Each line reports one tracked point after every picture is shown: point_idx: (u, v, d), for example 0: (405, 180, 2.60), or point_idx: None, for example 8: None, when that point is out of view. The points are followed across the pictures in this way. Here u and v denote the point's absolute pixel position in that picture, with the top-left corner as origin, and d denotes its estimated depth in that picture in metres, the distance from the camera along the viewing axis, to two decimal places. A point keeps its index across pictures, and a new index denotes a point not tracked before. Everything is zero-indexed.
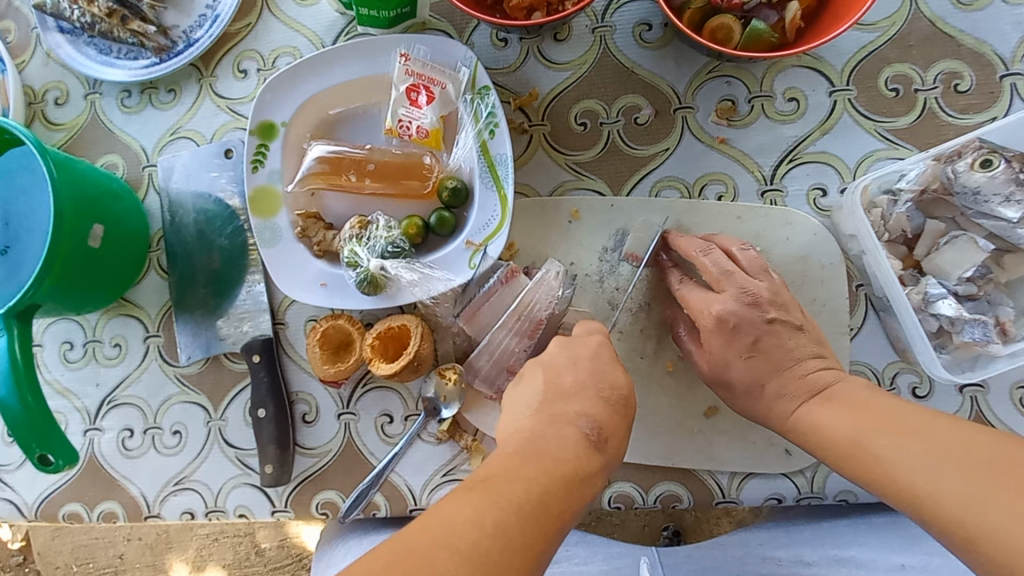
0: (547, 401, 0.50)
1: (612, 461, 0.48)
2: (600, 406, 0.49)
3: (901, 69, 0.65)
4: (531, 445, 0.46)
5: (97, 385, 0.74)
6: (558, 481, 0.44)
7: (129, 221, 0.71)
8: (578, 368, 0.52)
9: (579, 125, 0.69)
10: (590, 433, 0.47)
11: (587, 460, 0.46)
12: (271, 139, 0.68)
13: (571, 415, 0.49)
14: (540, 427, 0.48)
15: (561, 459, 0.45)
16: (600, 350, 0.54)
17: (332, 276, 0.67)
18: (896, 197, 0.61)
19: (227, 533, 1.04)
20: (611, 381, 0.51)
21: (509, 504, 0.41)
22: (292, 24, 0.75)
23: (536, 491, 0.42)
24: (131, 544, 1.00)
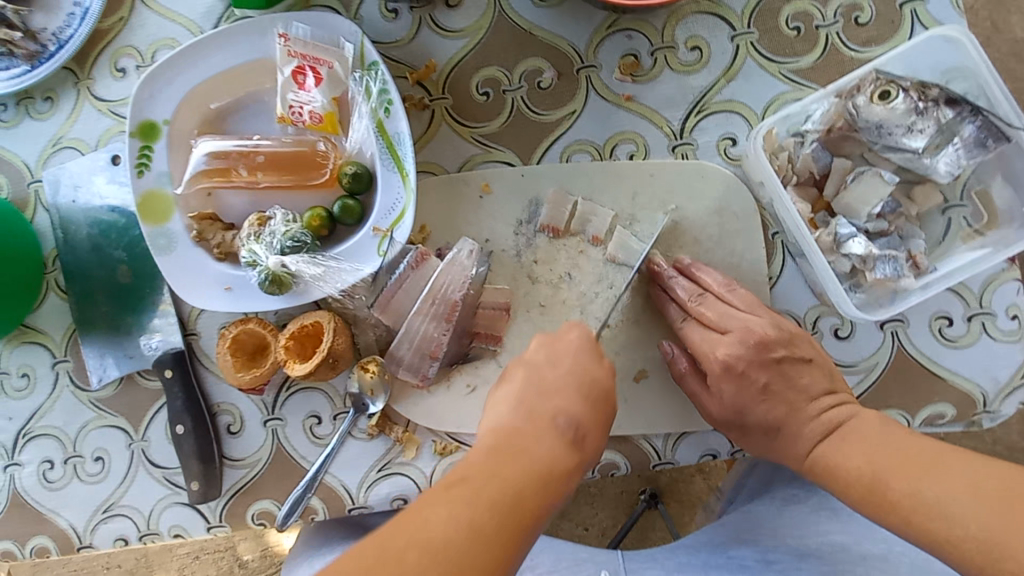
0: (534, 390, 0.48)
1: (588, 456, 0.46)
2: (579, 404, 0.47)
3: (801, 6, 0.64)
4: (507, 440, 0.44)
5: (9, 419, 0.70)
6: (540, 477, 0.42)
7: (13, 243, 0.66)
8: (561, 365, 0.50)
9: (481, 95, 0.66)
10: (569, 429, 0.46)
11: (562, 455, 0.44)
12: (154, 139, 0.64)
13: (549, 412, 0.46)
14: (519, 422, 0.45)
15: (539, 457, 0.43)
16: (582, 346, 0.52)
17: (236, 278, 0.63)
18: (802, 138, 0.60)
19: (207, 550, 1.08)
20: (597, 385, 0.50)
21: (486, 506, 0.39)
22: (167, 14, 0.70)
23: (520, 495, 0.40)
24: (111, 571, 1.08)
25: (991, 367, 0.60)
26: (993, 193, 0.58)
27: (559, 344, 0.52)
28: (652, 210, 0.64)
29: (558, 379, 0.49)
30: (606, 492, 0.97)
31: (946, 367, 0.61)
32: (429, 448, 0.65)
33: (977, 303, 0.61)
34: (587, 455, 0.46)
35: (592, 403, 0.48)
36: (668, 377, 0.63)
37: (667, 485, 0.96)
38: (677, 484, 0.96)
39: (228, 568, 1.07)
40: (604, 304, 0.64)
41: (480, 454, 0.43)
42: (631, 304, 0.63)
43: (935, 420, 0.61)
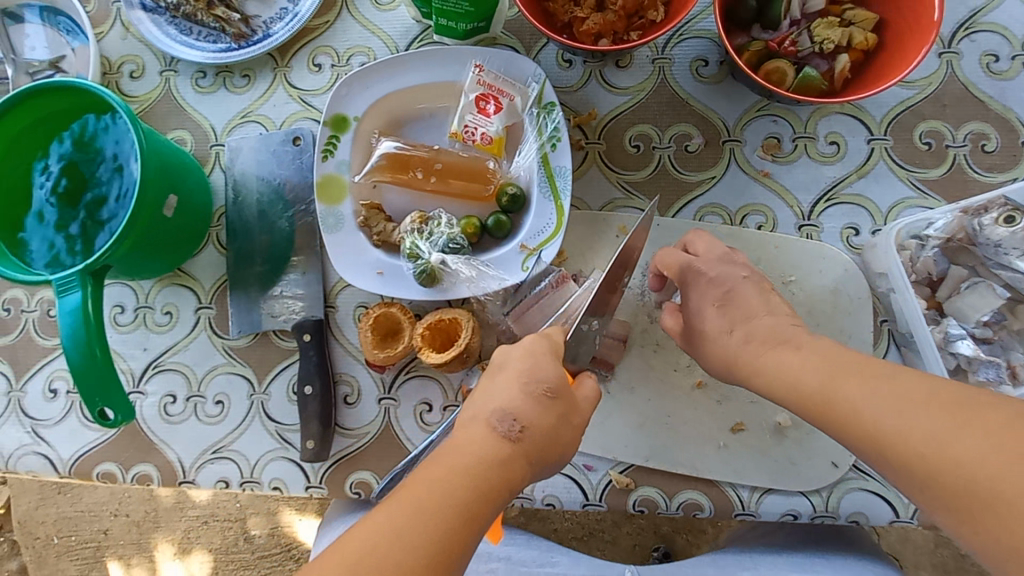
0: (480, 397, 0.52)
1: (532, 452, 0.49)
2: (519, 387, 0.51)
3: (934, 126, 0.71)
4: (441, 452, 0.47)
5: (144, 349, 0.77)
6: (484, 468, 0.46)
7: (198, 195, 0.73)
8: (502, 373, 0.53)
9: (632, 147, 0.74)
10: (504, 425, 0.48)
11: (496, 452, 0.47)
12: (342, 131, 0.72)
13: (492, 408, 0.50)
14: (458, 432, 0.49)
15: (467, 457, 0.46)
16: (536, 348, 0.55)
17: (389, 265, 0.70)
18: (923, 242, 0.65)
19: (218, 518, 1.35)
20: (541, 377, 0.52)
21: (436, 495, 0.43)
22: (368, 26, 0.80)
23: (470, 494, 0.44)
24: (118, 519, 1.35)
25: None
26: None
27: (510, 351, 0.55)
28: (773, 278, 0.70)
29: (505, 381, 0.52)
30: (619, 542, 1.07)
31: None
32: None
33: None
34: (528, 451, 0.48)
35: (532, 398, 0.51)
36: (763, 433, 0.68)
37: (680, 547, 1.06)
38: (687, 547, 1.06)
39: (234, 540, 1.34)
40: None
41: (442, 452, 0.47)
42: None
43: None
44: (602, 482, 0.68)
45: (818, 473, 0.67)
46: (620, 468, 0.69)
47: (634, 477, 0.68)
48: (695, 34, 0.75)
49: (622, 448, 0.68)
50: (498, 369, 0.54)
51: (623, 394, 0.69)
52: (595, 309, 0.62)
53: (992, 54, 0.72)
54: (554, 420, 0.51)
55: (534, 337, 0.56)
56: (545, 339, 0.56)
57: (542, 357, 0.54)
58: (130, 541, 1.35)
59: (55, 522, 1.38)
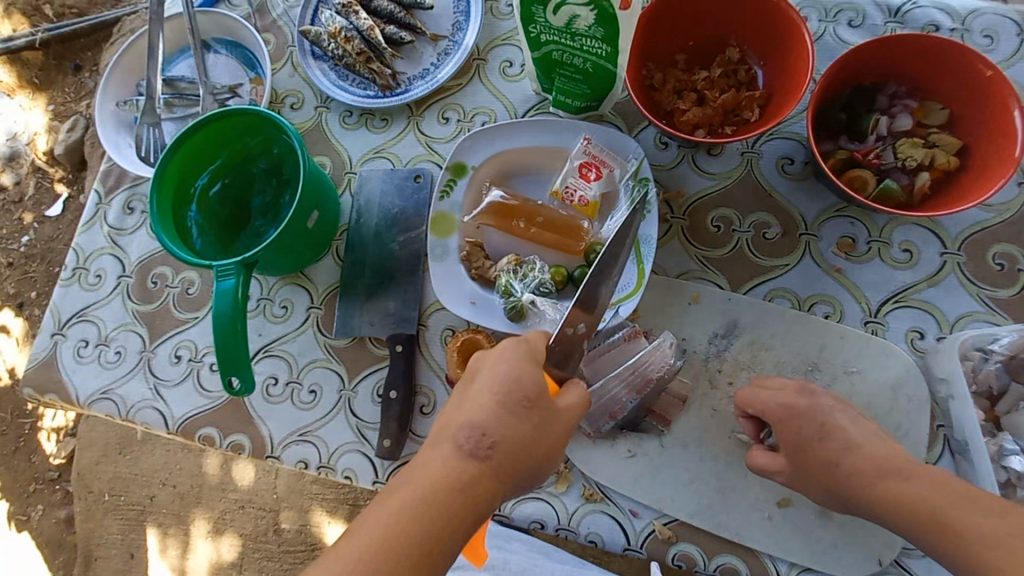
0: (455, 411, 0.58)
1: (500, 464, 0.55)
2: (491, 407, 0.57)
3: (1010, 249, 0.75)
4: (416, 467, 0.54)
5: (259, 335, 0.89)
6: (451, 488, 0.52)
7: (332, 212, 0.86)
8: (475, 386, 0.59)
9: (713, 227, 0.81)
10: (472, 444, 0.55)
11: (465, 470, 0.54)
12: (461, 176, 0.84)
13: (461, 424, 0.56)
14: (433, 445, 0.56)
15: (439, 473, 0.53)
16: (514, 356, 0.60)
17: (482, 297, 0.80)
18: (987, 355, 0.69)
19: (254, 505, 1.44)
20: (519, 387, 0.58)
21: (415, 507, 0.51)
22: (494, 92, 0.93)
23: (441, 510, 0.51)
24: (165, 489, 1.47)
25: None
26: None
27: (487, 360, 0.61)
28: (835, 365, 0.74)
29: (479, 395, 0.58)
30: None
31: None
32: (578, 489, 0.75)
33: None
34: (497, 466, 0.55)
35: (502, 412, 0.57)
36: (809, 514, 0.70)
37: None
38: None
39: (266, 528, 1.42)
40: None
41: (418, 465, 0.54)
42: None
43: None
44: (645, 530, 0.72)
45: (857, 562, 0.68)
46: (664, 520, 0.73)
47: (675, 530, 0.72)
48: (785, 135, 0.83)
49: (668, 501, 0.73)
50: (472, 380, 0.61)
51: (675, 449, 0.74)
52: (580, 315, 0.66)
53: None
54: (528, 428, 0.57)
55: (511, 345, 0.62)
56: (524, 348, 0.62)
57: (518, 363, 0.59)
58: (172, 511, 1.46)
59: (109, 479, 1.50)
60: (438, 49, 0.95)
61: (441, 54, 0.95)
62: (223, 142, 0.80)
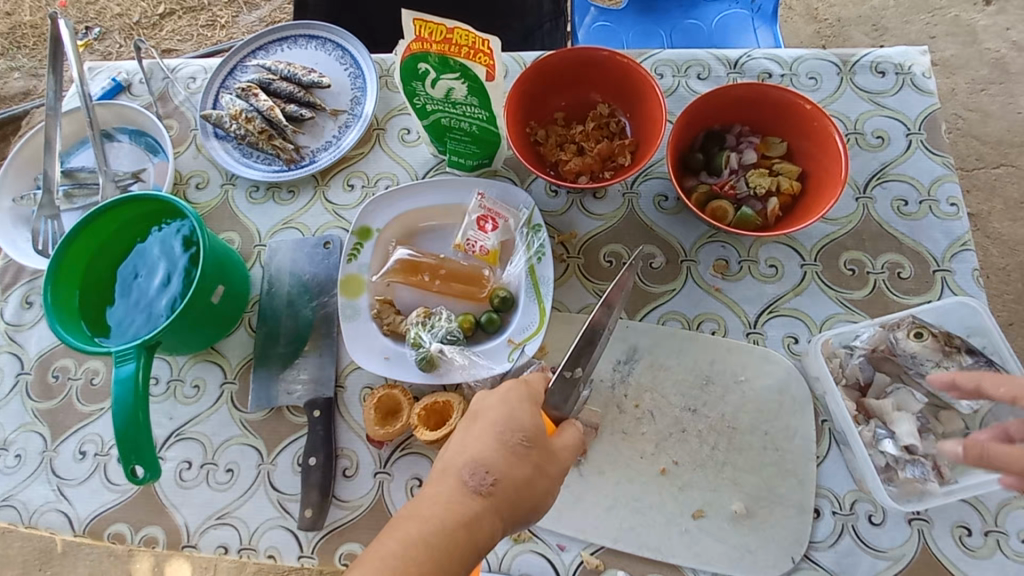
0: (459, 448, 0.60)
1: (502, 502, 0.57)
2: (495, 443, 0.59)
3: (856, 255, 0.86)
4: (418, 503, 0.55)
5: (170, 418, 0.86)
6: (454, 521, 0.54)
7: (240, 285, 0.87)
8: (479, 424, 0.61)
9: (605, 262, 0.88)
10: (476, 480, 0.57)
11: (467, 506, 0.55)
12: (366, 239, 0.88)
13: (469, 460, 0.58)
14: (436, 482, 0.57)
15: (441, 508, 0.54)
16: (512, 396, 0.63)
17: (395, 352, 0.82)
18: (851, 350, 0.77)
19: None
20: (518, 427, 0.61)
21: (422, 542, 0.51)
22: (395, 158, 0.99)
23: (448, 542, 0.52)
24: None
25: None
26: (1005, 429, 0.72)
27: (487, 401, 0.63)
28: (726, 377, 0.80)
29: (482, 433, 0.60)
30: None
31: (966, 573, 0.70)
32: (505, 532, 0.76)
33: (992, 521, 0.72)
34: (499, 502, 0.57)
35: (507, 448, 0.59)
36: (722, 522, 0.74)
37: None
38: None
39: None
40: (674, 444, 0.78)
41: (422, 505, 0.55)
42: (697, 449, 0.77)
43: None
44: (574, 562, 0.74)
45: (772, 562, 0.72)
46: (591, 549, 0.74)
47: (603, 559, 0.74)
48: (657, 175, 0.92)
49: (592, 530, 0.75)
50: (476, 419, 0.63)
51: (595, 477, 0.77)
52: (580, 356, 0.70)
53: (901, 199, 0.88)
54: (529, 469, 0.59)
55: (513, 386, 0.64)
56: (526, 389, 0.64)
57: (520, 405, 0.62)
58: None
59: None
60: (339, 123, 1.01)
61: (342, 127, 1.01)
62: (122, 228, 0.82)
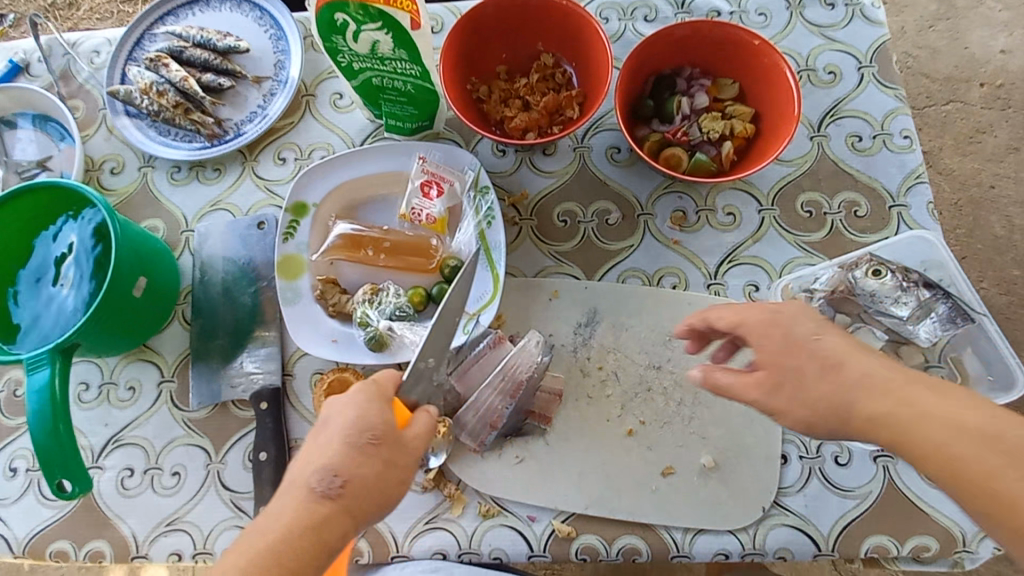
0: (305, 457, 0.56)
1: (354, 503, 0.53)
2: (337, 451, 0.55)
3: (813, 196, 0.84)
4: (257, 526, 0.51)
5: (106, 425, 0.80)
6: (299, 533, 0.50)
7: (167, 277, 0.80)
8: (325, 432, 0.57)
9: (560, 222, 0.84)
10: (322, 485, 0.53)
11: (313, 515, 0.52)
12: (302, 216, 0.81)
13: (310, 472, 0.54)
14: (277, 500, 0.53)
15: (279, 525, 0.50)
16: (365, 395, 0.59)
17: (343, 333, 0.77)
18: (812, 294, 0.76)
19: None
20: (366, 427, 0.56)
21: (253, 566, 0.48)
22: (328, 125, 0.91)
23: (291, 555, 0.49)
24: None
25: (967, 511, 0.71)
26: (964, 361, 0.75)
27: (335, 405, 0.58)
28: None
29: (328, 440, 0.56)
30: None
31: (929, 504, 0.72)
32: (474, 509, 0.73)
33: None
34: (350, 504, 0.53)
35: (353, 449, 0.55)
36: (692, 477, 0.73)
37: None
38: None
39: None
40: (641, 404, 0.76)
41: (258, 526, 0.51)
42: (664, 407, 0.76)
43: (921, 552, 0.71)
44: (546, 531, 0.72)
45: (743, 511, 0.72)
46: (563, 517, 0.73)
47: (575, 526, 0.72)
48: (608, 127, 0.88)
49: (563, 497, 0.73)
50: (324, 426, 0.58)
51: (562, 445, 0.75)
52: (432, 347, 0.65)
53: (855, 135, 0.86)
54: (378, 467, 0.55)
55: (358, 387, 0.59)
56: (373, 388, 0.60)
57: (368, 405, 0.57)
58: None
59: None
60: (263, 91, 0.93)
61: (267, 95, 0.92)
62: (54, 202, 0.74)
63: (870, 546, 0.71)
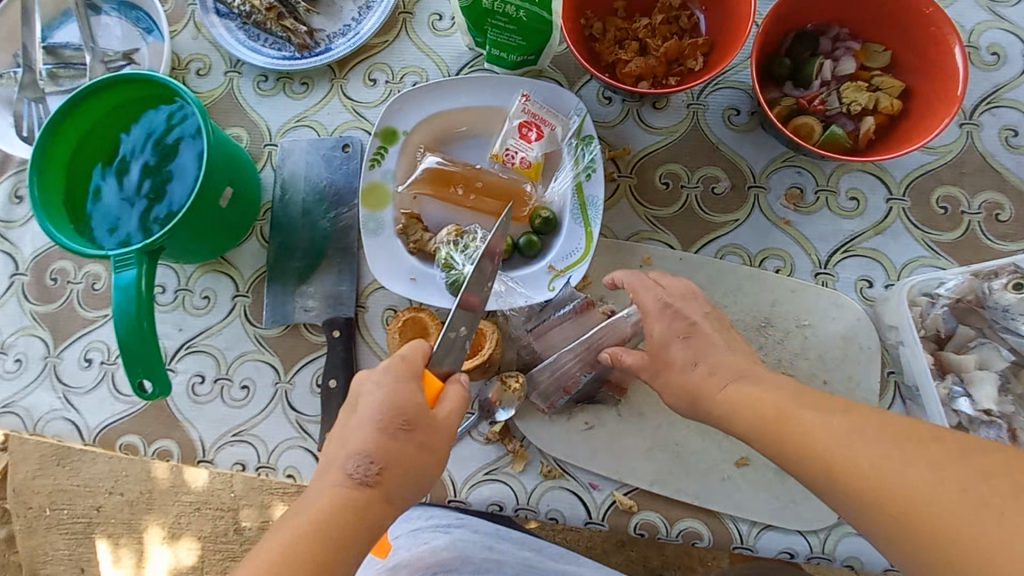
0: (340, 438, 0.54)
1: (392, 487, 0.52)
2: (371, 438, 0.53)
3: (952, 191, 0.75)
4: (294, 511, 0.50)
5: (180, 329, 0.80)
6: (337, 517, 0.49)
7: (250, 190, 0.78)
8: (358, 415, 0.55)
9: (662, 184, 0.78)
10: (360, 471, 0.51)
11: (352, 499, 0.51)
12: (391, 143, 0.77)
13: (344, 457, 0.52)
14: (313, 483, 0.52)
15: (317, 510, 0.49)
16: (399, 374, 0.56)
17: (423, 272, 0.74)
18: (934, 300, 0.68)
19: (210, 507, 1.27)
20: (398, 410, 0.54)
21: (292, 550, 0.47)
22: (424, 49, 0.85)
23: (331, 539, 0.48)
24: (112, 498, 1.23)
25: None
26: None
27: (366, 385, 0.56)
28: (787, 320, 0.73)
29: (360, 424, 0.54)
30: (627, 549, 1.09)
31: None
32: (536, 467, 0.72)
33: None
34: (388, 489, 0.52)
35: (387, 435, 0.53)
36: (766, 470, 0.70)
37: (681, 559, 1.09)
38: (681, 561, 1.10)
39: (224, 529, 1.30)
40: None
41: (295, 511, 0.50)
42: None
43: None
44: (607, 502, 0.70)
45: (817, 514, 0.68)
46: (625, 490, 0.71)
47: (637, 500, 0.70)
48: (729, 85, 0.79)
49: (629, 471, 0.71)
50: (355, 408, 0.56)
51: (633, 418, 0.72)
52: (463, 317, 0.62)
53: (1012, 128, 0.76)
54: (414, 450, 0.54)
55: (386, 365, 0.56)
56: (400, 365, 0.57)
57: (397, 387, 0.55)
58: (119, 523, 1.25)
59: (47, 496, 1.24)
60: (359, 2, 0.86)
61: (362, 8, 0.86)
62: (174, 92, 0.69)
63: None
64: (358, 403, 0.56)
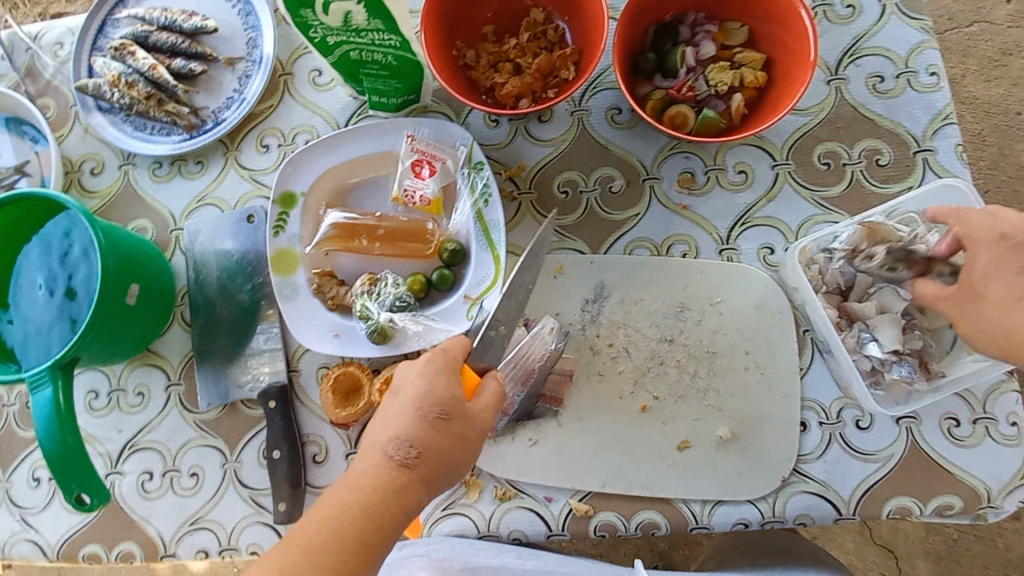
0: (381, 423, 0.56)
1: (427, 472, 0.54)
2: (410, 423, 0.54)
3: (832, 147, 0.78)
4: (340, 487, 0.51)
5: (119, 431, 0.80)
6: (380, 496, 0.51)
7: (161, 279, 0.78)
8: (398, 400, 0.56)
9: (561, 193, 0.80)
10: (400, 454, 0.53)
11: (392, 481, 0.52)
12: (291, 206, 0.77)
13: (383, 440, 0.54)
14: (355, 464, 0.54)
15: (363, 490, 0.51)
16: (436, 362, 0.57)
17: (344, 327, 0.75)
18: (831, 254, 0.71)
19: None
20: (435, 401, 0.55)
21: (337, 526, 0.48)
22: (310, 106, 0.86)
23: (375, 516, 0.50)
24: None
25: (994, 468, 0.69)
26: None
27: (404, 373, 0.58)
28: (701, 301, 0.75)
29: (400, 408, 0.56)
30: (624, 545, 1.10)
31: (954, 463, 0.70)
32: (490, 492, 0.73)
33: (980, 408, 0.71)
34: (423, 474, 0.54)
35: (424, 420, 0.55)
36: (709, 448, 0.72)
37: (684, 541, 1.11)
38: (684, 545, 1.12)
39: None
40: (653, 379, 0.74)
41: (339, 489, 0.51)
42: (678, 380, 0.74)
43: (945, 510, 0.69)
44: (563, 511, 0.72)
45: (762, 480, 0.71)
46: (579, 496, 0.72)
47: (592, 504, 0.72)
48: (607, 86, 0.82)
49: (579, 477, 0.72)
50: (394, 395, 0.57)
51: (574, 425, 0.74)
52: (504, 315, 0.64)
53: (877, 76, 0.79)
54: (448, 440, 0.55)
55: (427, 356, 0.58)
56: (440, 358, 0.58)
57: (437, 377, 0.56)
58: None
59: None
60: (237, 73, 0.87)
61: (242, 78, 0.87)
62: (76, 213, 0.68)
63: (893, 507, 0.69)
64: (397, 391, 0.57)
